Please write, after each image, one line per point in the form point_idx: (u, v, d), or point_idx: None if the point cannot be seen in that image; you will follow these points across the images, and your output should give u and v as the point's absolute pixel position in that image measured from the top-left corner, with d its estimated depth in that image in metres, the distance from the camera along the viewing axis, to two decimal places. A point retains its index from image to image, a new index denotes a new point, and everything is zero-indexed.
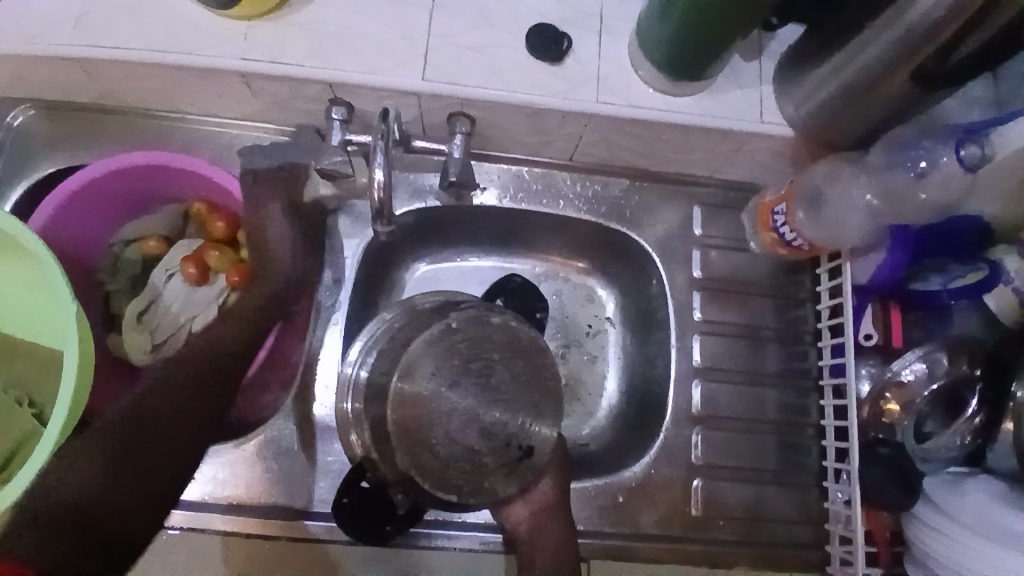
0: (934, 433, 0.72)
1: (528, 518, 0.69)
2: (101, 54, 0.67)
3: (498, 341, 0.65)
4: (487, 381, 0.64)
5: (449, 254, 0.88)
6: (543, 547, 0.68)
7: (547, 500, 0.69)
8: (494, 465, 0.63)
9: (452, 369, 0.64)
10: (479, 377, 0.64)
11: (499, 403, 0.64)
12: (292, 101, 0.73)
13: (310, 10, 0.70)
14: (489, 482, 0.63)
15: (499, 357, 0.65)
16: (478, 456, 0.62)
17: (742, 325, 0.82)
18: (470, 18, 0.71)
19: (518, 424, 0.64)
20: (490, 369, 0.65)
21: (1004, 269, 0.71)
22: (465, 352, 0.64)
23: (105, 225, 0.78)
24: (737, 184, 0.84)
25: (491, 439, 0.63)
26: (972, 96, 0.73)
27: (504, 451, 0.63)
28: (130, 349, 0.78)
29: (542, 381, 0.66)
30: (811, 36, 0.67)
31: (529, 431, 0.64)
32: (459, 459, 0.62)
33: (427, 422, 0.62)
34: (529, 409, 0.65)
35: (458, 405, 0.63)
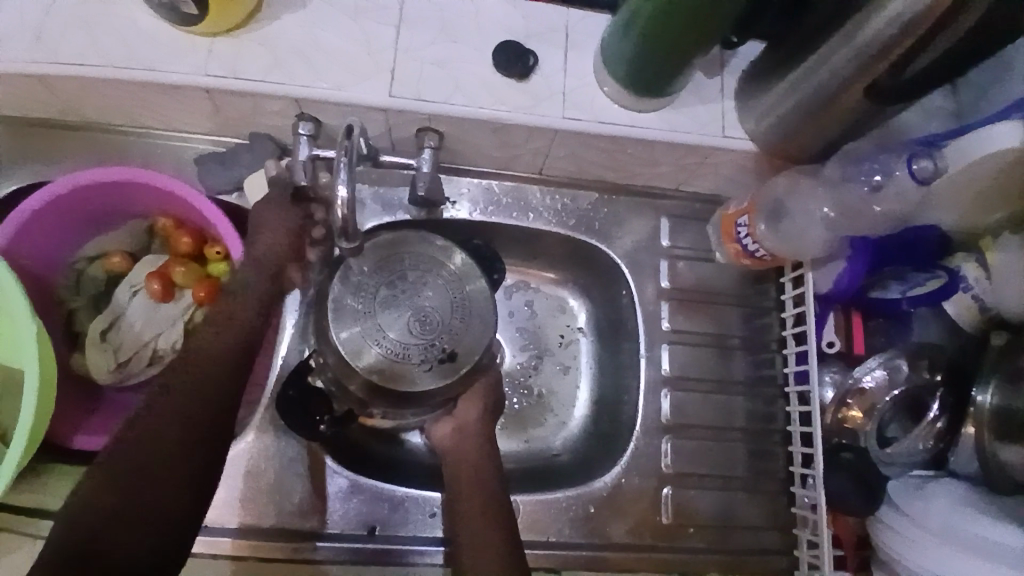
0: (897, 437, 0.74)
1: (454, 432, 0.70)
2: (62, 70, 0.66)
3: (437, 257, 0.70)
4: (421, 286, 0.68)
5: None
6: (467, 456, 0.69)
7: (469, 420, 0.71)
8: (416, 358, 0.65)
9: (389, 270, 0.68)
10: (415, 282, 0.68)
11: (431, 306, 0.67)
12: (259, 116, 0.73)
13: (277, 26, 0.70)
14: (408, 372, 0.65)
15: (437, 269, 0.69)
16: (403, 347, 0.65)
17: (711, 334, 0.84)
18: (436, 34, 0.72)
19: (445, 329, 0.67)
20: (425, 279, 0.69)
21: (963, 276, 0.73)
22: (406, 260, 0.69)
23: (66, 243, 0.77)
24: (703, 195, 0.85)
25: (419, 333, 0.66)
26: (930, 108, 0.75)
27: (428, 346, 0.66)
28: (93, 369, 0.76)
29: (475, 300, 0.69)
30: (770, 54, 0.69)
31: (456, 336, 0.67)
32: (384, 345, 0.65)
33: (361, 311, 0.66)
34: (458, 317, 0.68)
35: (393, 299, 0.67)
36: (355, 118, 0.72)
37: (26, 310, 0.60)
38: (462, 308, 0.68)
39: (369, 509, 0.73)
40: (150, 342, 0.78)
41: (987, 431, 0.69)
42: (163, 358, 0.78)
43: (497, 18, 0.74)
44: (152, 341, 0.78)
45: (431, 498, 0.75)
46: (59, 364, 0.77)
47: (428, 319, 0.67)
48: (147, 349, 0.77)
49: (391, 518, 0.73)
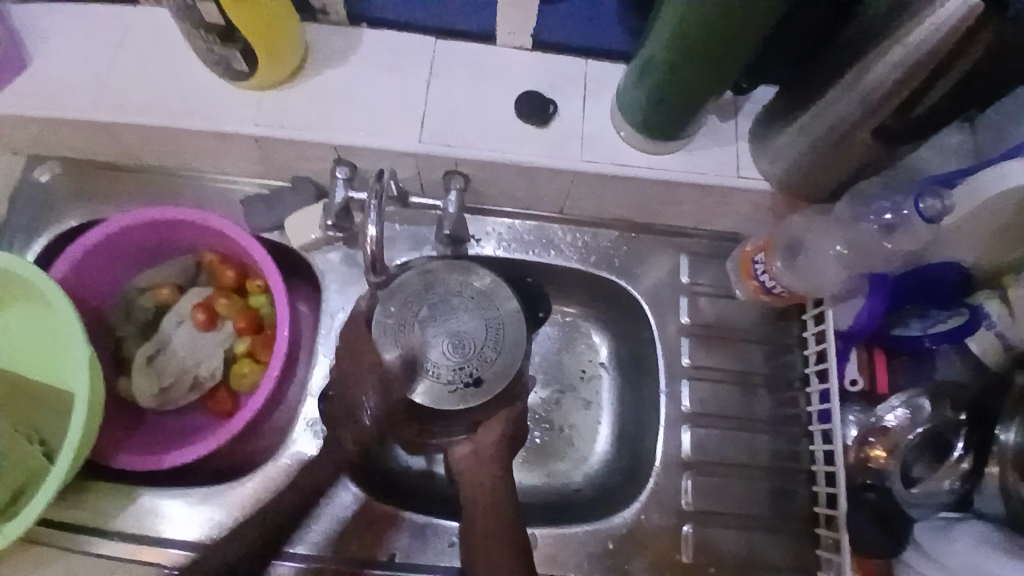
0: (923, 477, 0.73)
1: (471, 459, 0.69)
2: (126, 120, 0.73)
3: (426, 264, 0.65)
4: (457, 313, 0.73)
5: None
6: (485, 482, 0.67)
7: (490, 447, 0.69)
8: (445, 379, 0.70)
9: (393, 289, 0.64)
10: (452, 306, 0.73)
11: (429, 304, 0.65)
12: (300, 161, 0.79)
13: (318, 79, 0.76)
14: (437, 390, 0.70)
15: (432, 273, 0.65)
16: (434, 367, 0.70)
17: (732, 370, 0.84)
18: (463, 84, 0.77)
19: (477, 355, 0.71)
20: (462, 305, 0.73)
21: (986, 313, 0.73)
22: (448, 286, 0.74)
23: (120, 275, 0.83)
24: (723, 234, 0.87)
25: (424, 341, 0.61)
26: (948, 147, 0.77)
27: (458, 370, 0.70)
28: (138, 392, 0.81)
29: (507, 332, 0.72)
30: (781, 98, 0.72)
31: (484, 363, 0.71)
32: (417, 364, 0.70)
33: (400, 328, 0.72)
34: (489, 345, 0.72)
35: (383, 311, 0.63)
36: (387, 162, 0.77)
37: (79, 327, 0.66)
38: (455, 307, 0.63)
39: (390, 536, 0.75)
40: (192, 369, 0.83)
41: (1012, 471, 0.67)
42: (204, 385, 0.83)
43: (520, 69, 0.79)
44: (194, 368, 0.83)
45: (452, 527, 0.76)
46: (107, 388, 0.82)
47: (461, 343, 0.72)
48: (190, 376, 0.82)
49: (412, 546, 0.75)
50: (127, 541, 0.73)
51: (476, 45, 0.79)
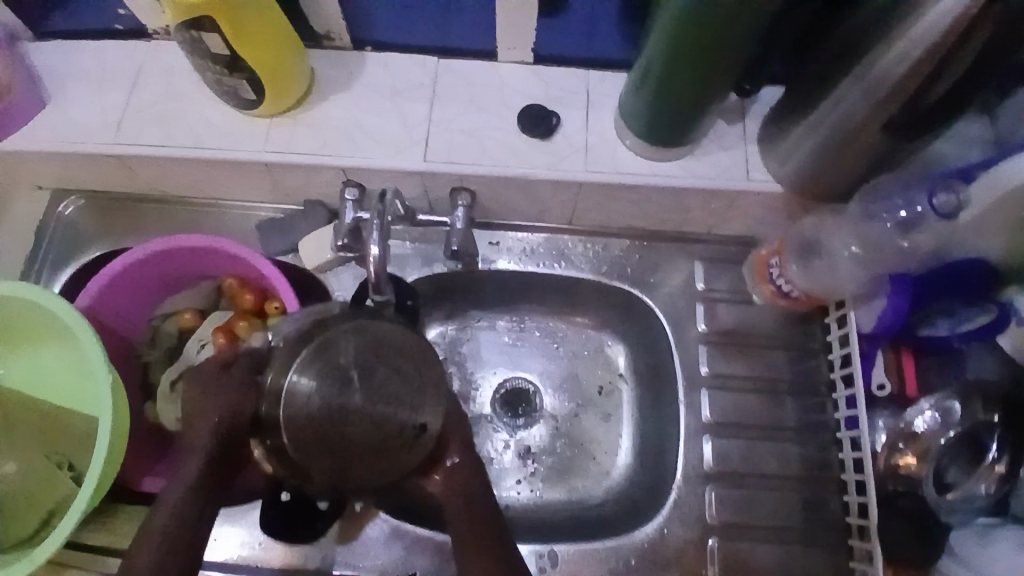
0: (958, 482, 0.69)
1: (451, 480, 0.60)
2: (144, 153, 0.76)
3: (397, 364, 0.55)
4: (354, 377, 0.53)
5: (474, 315, 0.92)
6: (462, 495, 0.60)
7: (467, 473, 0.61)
8: (381, 453, 0.52)
9: (339, 376, 0.53)
10: (341, 381, 0.53)
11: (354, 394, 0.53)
12: (309, 185, 0.81)
13: (323, 105, 0.78)
14: (383, 468, 0.53)
15: (363, 360, 0.54)
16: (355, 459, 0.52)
17: (753, 378, 0.82)
18: (465, 102, 0.78)
19: (397, 405, 0.53)
20: (351, 373, 0.53)
21: (1016, 308, 0.70)
22: (324, 368, 0.54)
23: (146, 303, 0.86)
24: (737, 238, 0.85)
25: (419, 426, 0.54)
26: (968, 138, 0.74)
27: (392, 436, 0.52)
28: (164, 416, 0.83)
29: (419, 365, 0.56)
30: (786, 98, 0.70)
31: (414, 409, 0.54)
32: (337, 466, 0.52)
33: (297, 435, 0.52)
34: (405, 391, 0.54)
35: (313, 408, 0.52)
36: (393, 182, 0.78)
37: (97, 344, 0.68)
38: (402, 393, 0.54)
39: (410, 556, 0.75)
40: None
41: None
42: None
43: (521, 84, 0.79)
44: None
45: None
46: (134, 414, 0.85)
47: (371, 410, 0.52)
48: None
49: (431, 566, 0.74)
50: None
51: (477, 63, 0.80)
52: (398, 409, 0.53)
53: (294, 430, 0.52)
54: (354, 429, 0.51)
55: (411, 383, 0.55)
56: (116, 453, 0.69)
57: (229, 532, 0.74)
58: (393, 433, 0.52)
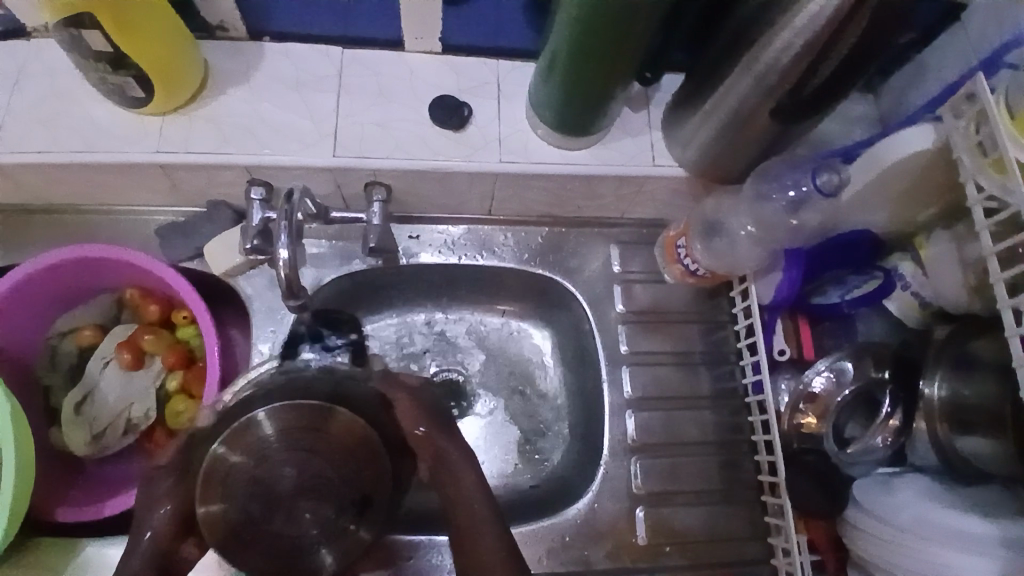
0: (857, 436, 0.78)
1: (432, 460, 0.61)
2: (25, 159, 0.70)
3: (348, 440, 0.55)
4: (313, 429, 0.55)
5: (398, 312, 0.91)
6: (452, 485, 0.60)
7: (442, 456, 0.61)
8: (325, 515, 0.53)
9: (298, 436, 0.55)
10: (298, 435, 0.55)
11: (314, 467, 0.54)
12: (211, 185, 0.77)
13: (222, 102, 0.74)
14: (320, 529, 0.53)
15: (326, 429, 0.55)
16: (300, 515, 0.53)
17: (670, 352, 0.86)
18: (372, 95, 0.77)
19: (347, 463, 0.54)
20: (311, 428, 0.55)
21: (900, 274, 0.77)
22: (284, 414, 0.55)
23: (38, 322, 0.80)
24: (649, 221, 0.89)
25: (363, 499, 0.54)
26: (852, 118, 0.81)
27: (339, 500, 0.54)
28: (70, 442, 0.79)
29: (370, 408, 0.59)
30: (685, 85, 0.74)
31: (364, 470, 0.55)
32: (281, 520, 0.53)
33: (246, 476, 0.53)
34: (356, 452, 0.55)
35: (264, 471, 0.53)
36: (303, 180, 0.76)
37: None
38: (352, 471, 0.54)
39: None
40: (124, 412, 0.80)
41: (940, 422, 0.73)
42: (139, 427, 0.81)
43: (430, 76, 0.79)
44: (126, 411, 0.80)
45: (412, 542, 0.76)
46: (38, 440, 0.79)
47: (321, 471, 0.54)
48: (124, 419, 0.80)
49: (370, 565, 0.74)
50: None
51: (385, 54, 0.79)
52: (344, 494, 0.54)
53: (230, 487, 0.53)
54: (307, 507, 0.53)
55: (359, 465, 0.55)
56: (21, 463, 0.65)
57: None
58: (338, 509, 0.53)
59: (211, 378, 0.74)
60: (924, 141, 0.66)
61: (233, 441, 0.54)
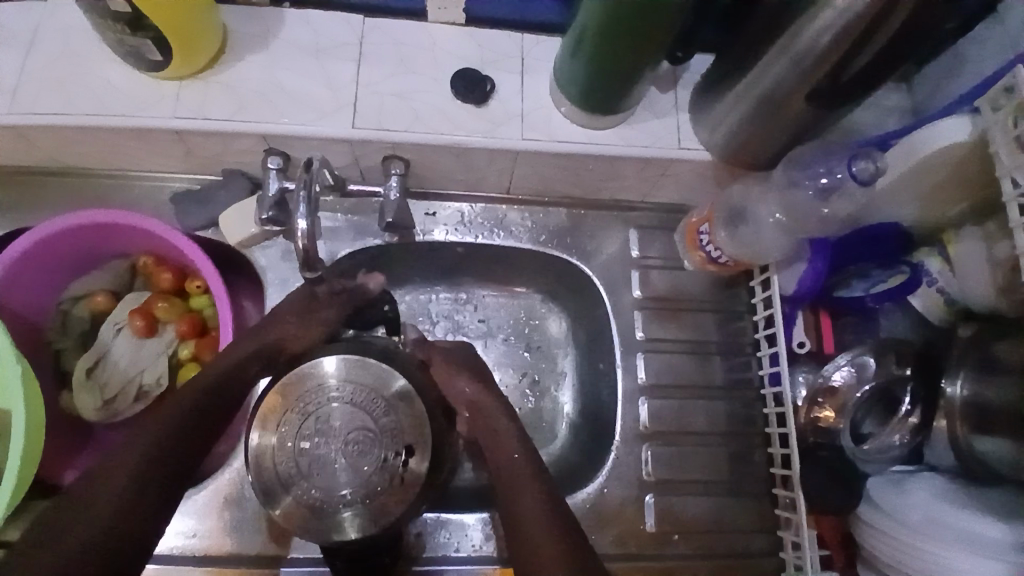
0: (873, 433, 0.76)
1: (472, 411, 0.73)
2: (40, 121, 0.69)
3: (392, 397, 0.69)
4: (358, 394, 0.69)
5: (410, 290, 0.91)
6: (489, 432, 0.71)
7: (481, 405, 0.73)
8: (368, 470, 0.67)
9: (347, 396, 0.69)
10: (347, 395, 0.69)
11: (363, 417, 0.69)
12: (228, 154, 0.76)
13: (240, 68, 0.73)
14: (363, 479, 0.67)
15: (376, 388, 0.70)
16: (346, 467, 0.67)
17: (685, 341, 0.85)
18: (394, 66, 0.75)
19: (387, 429, 0.68)
20: (357, 390, 0.69)
21: (926, 270, 0.76)
22: (336, 377, 0.70)
23: (50, 287, 0.80)
24: (669, 206, 0.87)
25: (406, 453, 0.68)
26: (886, 106, 0.79)
27: (381, 459, 0.67)
28: (81, 406, 0.78)
29: (414, 378, 0.71)
30: (717, 65, 0.71)
31: (401, 434, 0.68)
32: (330, 470, 0.67)
33: (302, 426, 0.68)
34: (397, 416, 0.69)
35: (322, 418, 0.68)
36: (321, 151, 0.74)
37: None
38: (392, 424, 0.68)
39: None
40: (136, 378, 0.80)
41: (960, 421, 0.72)
42: (150, 395, 0.80)
43: (453, 48, 0.77)
44: (137, 377, 0.80)
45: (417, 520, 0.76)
46: (49, 405, 0.79)
47: (369, 430, 0.68)
48: (134, 386, 0.79)
49: None
50: None
51: (407, 24, 0.77)
52: (386, 447, 0.68)
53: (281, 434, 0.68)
54: (349, 463, 0.67)
55: (401, 425, 0.69)
56: (31, 426, 0.65)
57: None
58: (376, 467, 0.67)
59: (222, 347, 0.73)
60: (964, 133, 0.63)
61: (283, 395, 0.69)
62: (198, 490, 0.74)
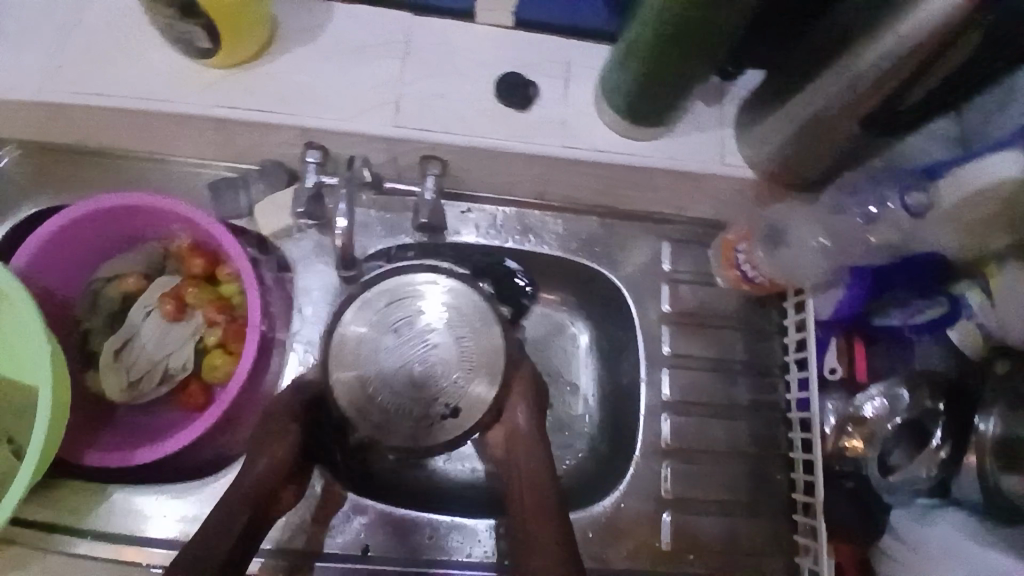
0: (901, 464, 0.74)
1: (507, 436, 0.72)
2: (84, 101, 0.70)
3: (461, 355, 0.72)
4: (427, 334, 0.73)
5: None
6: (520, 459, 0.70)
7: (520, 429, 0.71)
8: (414, 414, 0.71)
9: (418, 335, 0.73)
10: (416, 330, 0.73)
11: (445, 359, 0.72)
12: (267, 144, 0.75)
13: (286, 59, 0.72)
14: (408, 423, 0.71)
15: (470, 339, 0.72)
16: (398, 402, 0.71)
17: (711, 358, 0.84)
18: (438, 66, 0.75)
19: (444, 380, 0.72)
20: (425, 329, 0.73)
21: (966, 303, 0.75)
22: (411, 308, 0.73)
23: (83, 266, 0.80)
24: (704, 220, 0.86)
25: (452, 413, 0.71)
26: (935, 134, 0.77)
27: (429, 406, 0.71)
28: (107, 386, 0.79)
29: (484, 342, 0.72)
30: (766, 83, 0.70)
31: (457, 392, 0.71)
32: (382, 400, 0.71)
33: (366, 349, 0.72)
34: (458, 372, 0.72)
35: (387, 348, 0.72)
36: (360, 147, 0.74)
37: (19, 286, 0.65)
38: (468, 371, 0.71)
39: (369, 530, 0.74)
40: (162, 361, 0.80)
41: (990, 458, 0.70)
42: (175, 378, 0.81)
43: (499, 50, 0.76)
44: (163, 361, 0.80)
45: (431, 521, 0.75)
46: (74, 383, 0.79)
47: (425, 375, 0.72)
48: (160, 369, 0.80)
49: (389, 542, 0.74)
50: (102, 540, 0.71)
51: (453, 24, 0.76)
52: (440, 402, 0.71)
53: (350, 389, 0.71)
54: (402, 404, 0.71)
55: (466, 391, 0.71)
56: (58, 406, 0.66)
57: (166, 515, 0.73)
58: (423, 417, 0.71)
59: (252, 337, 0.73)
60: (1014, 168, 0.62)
61: (362, 318, 0.73)
62: (215, 478, 0.74)
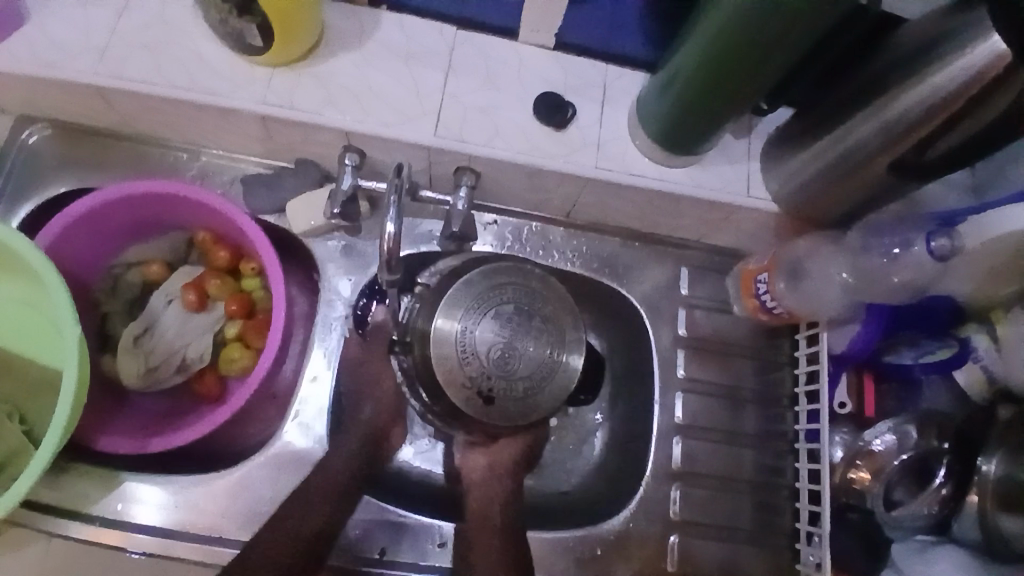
0: (904, 501, 0.76)
1: (487, 470, 0.75)
2: (129, 87, 0.70)
3: (532, 378, 0.66)
4: (530, 329, 0.67)
5: None
6: (490, 492, 0.73)
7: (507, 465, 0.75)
8: (470, 377, 0.65)
9: (525, 330, 0.67)
10: (524, 317, 0.67)
11: (521, 373, 0.66)
12: (305, 144, 0.77)
13: (332, 62, 0.74)
14: (463, 385, 0.65)
15: (547, 372, 0.67)
16: (470, 361, 0.65)
17: (722, 384, 0.85)
18: (480, 80, 0.76)
19: (510, 381, 0.65)
20: (528, 321, 0.67)
21: (974, 347, 0.77)
22: (539, 301, 0.68)
23: (107, 249, 0.80)
24: (723, 249, 0.88)
25: (488, 401, 0.65)
26: (951, 183, 0.80)
27: (484, 382, 0.65)
28: (121, 372, 0.78)
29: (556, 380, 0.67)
30: (797, 121, 0.73)
31: (515, 394, 0.66)
32: (461, 352, 0.65)
33: (469, 303, 0.66)
34: (528, 382, 0.66)
35: (492, 318, 0.66)
36: (399, 153, 0.75)
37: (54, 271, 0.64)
38: (541, 380, 0.66)
39: (378, 531, 0.75)
40: (179, 351, 0.80)
41: (990, 500, 0.72)
42: (191, 368, 0.81)
43: (540, 70, 0.78)
44: (181, 350, 0.80)
45: (442, 527, 0.76)
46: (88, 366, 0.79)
47: (501, 359, 0.65)
48: (177, 358, 0.80)
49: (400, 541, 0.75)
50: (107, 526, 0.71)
51: (496, 41, 0.78)
52: (498, 397, 0.65)
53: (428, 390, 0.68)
54: (470, 385, 0.65)
55: (519, 403, 0.66)
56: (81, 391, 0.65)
57: (166, 504, 0.72)
58: (478, 397, 0.65)
59: (275, 332, 0.73)
60: None
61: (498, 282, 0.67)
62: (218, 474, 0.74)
